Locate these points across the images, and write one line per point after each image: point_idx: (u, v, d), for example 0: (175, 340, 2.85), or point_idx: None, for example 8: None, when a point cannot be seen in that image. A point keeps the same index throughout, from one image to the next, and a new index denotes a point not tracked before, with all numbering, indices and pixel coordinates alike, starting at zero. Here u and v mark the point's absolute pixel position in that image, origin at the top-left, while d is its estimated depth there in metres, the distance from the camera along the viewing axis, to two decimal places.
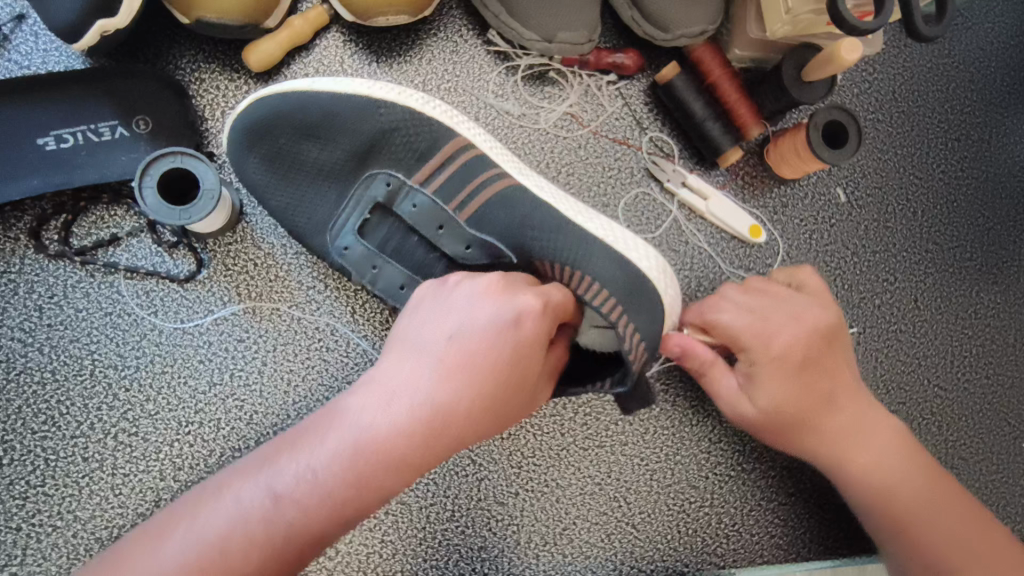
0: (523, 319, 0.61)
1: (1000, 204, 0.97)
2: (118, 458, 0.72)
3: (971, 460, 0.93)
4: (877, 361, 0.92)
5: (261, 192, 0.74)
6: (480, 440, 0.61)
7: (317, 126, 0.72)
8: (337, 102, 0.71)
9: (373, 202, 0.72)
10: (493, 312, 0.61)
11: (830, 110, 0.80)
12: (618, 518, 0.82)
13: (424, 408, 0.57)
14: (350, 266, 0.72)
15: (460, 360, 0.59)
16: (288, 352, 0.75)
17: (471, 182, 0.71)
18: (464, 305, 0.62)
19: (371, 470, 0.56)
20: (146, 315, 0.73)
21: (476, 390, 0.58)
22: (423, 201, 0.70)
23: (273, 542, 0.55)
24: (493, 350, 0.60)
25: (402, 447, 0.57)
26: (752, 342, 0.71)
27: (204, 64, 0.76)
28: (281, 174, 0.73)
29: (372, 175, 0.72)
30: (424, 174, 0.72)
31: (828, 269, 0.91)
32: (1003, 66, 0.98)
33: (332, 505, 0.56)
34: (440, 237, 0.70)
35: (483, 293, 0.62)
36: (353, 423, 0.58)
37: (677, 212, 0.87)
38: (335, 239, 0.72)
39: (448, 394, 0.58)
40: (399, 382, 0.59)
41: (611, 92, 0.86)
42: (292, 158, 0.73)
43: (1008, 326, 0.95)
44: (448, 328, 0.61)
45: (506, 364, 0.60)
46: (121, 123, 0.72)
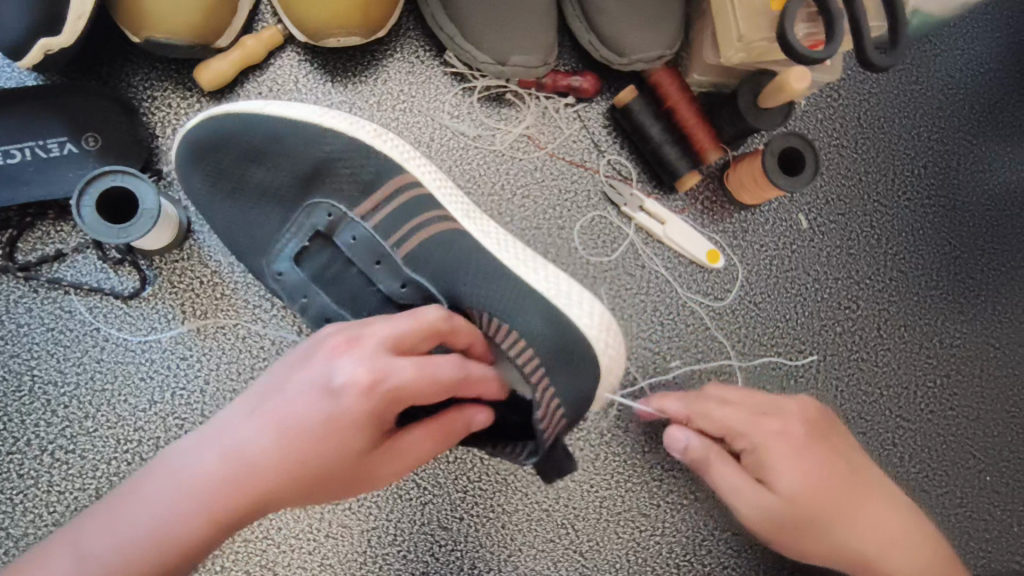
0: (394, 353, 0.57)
1: (969, 231, 0.95)
2: (53, 476, 0.71)
3: (934, 493, 0.91)
4: (837, 390, 0.90)
5: (205, 209, 0.74)
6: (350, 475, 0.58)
7: (260, 150, 0.72)
8: (285, 128, 0.72)
9: (312, 230, 0.71)
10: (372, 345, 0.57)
11: (786, 137, 0.79)
12: (565, 545, 0.81)
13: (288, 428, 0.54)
14: (284, 292, 0.72)
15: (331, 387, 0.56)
16: (231, 371, 0.75)
17: (411, 219, 0.70)
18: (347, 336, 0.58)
19: (177, 530, 0.52)
20: (88, 332, 0.73)
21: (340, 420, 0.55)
22: (362, 234, 0.70)
23: (117, 568, 0.51)
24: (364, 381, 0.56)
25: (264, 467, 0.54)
26: (753, 432, 0.71)
27: (157, 81, 0.77)
28: (228, 191, 0.73)
29: (313, 204, 0.72)
30: (371, 205, 0.71)
31: (788, 295, 0.90)
32: (972, 93, 0.97)
33: (184, 529, 0.52)
34: (374, 272, 0.69)
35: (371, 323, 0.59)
36: (224, 439, 0.54)
37: (633, 236, 0.86)
38: (272, 262, 0.72)
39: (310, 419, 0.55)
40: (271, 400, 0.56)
41: (569, 114, 0.86)
42: (236, 179, 0.73)
43: (975, 356, 0.93)
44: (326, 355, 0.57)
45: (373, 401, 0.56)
46: (70, 140, 0.72)
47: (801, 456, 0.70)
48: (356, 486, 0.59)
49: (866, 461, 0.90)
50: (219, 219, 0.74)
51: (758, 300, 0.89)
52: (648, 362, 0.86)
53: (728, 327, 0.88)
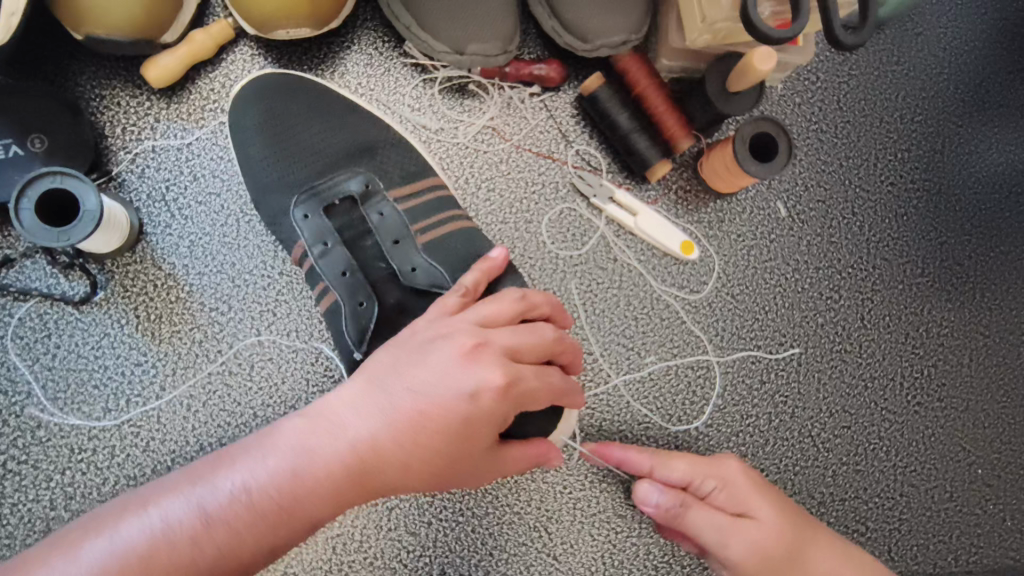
0: (497, 389, 0.56)
1: (955, 217, 0.92)
2: (6, 487, 0.69)
3: (922, 487, 0.88)
4: (820, 383, 0.87)
5: (242, 139, 0.74)
6: (478, 471, 0.59)
7: (300, 119, 0.75)
8: (327, 109, 0.76)
9: (340, 194, 0.73)
10: (464, 378, 0.56)
11: (756, 121, 0.76)
12: (538, 548, 0.78)
13: (366, 446, 0.56)
14: (305, 234, 0.71)
15: (413, 416, 0.56)
16: (187, 376, 0.73)
17: (436, 214, 0.73)
18: (376, 385, 0.58)
19: (296, 498, 0.55)
20: (39, 339, 0.71)
21: (454, 428, 0.56)
22: (390, 213, 0.72)
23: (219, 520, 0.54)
24: (415, 411, 0.56)
25: (290, 501, 0.55)
26: (717, 474, 0.74)
27: (106, 80, 0.75)
28: (255, 135, 0.74)
29: (355, 173, 0.74)
30: (400, 194, 0.74)
31: (767, 287, 0.87)
32: (956, 73, 0.93)
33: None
34: (390, 250, 0.70)
35: (439, 347, 0.57)
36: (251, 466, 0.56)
37: (604, 229, 0.84)
38: (296, 204, 0.72)
39: (400, 439, 0.56)
40: (274, 440, 0.57)
41: (535, 104, 0.83)
42: (280, 130, 0.74)
43: (963, 346, 0.90)
44: (400, 387, 0.57)
45: (483, 418, 0.56)
46: (16, 142, 0.70)
47: (763, 489, 0.73)
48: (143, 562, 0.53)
49: (851, 456, 0.87)
50: (243, 159, 0.74)
51: (736, 291, 0.86)
52: (623, 359, 0.83)
53: (706, 320, 0.85)
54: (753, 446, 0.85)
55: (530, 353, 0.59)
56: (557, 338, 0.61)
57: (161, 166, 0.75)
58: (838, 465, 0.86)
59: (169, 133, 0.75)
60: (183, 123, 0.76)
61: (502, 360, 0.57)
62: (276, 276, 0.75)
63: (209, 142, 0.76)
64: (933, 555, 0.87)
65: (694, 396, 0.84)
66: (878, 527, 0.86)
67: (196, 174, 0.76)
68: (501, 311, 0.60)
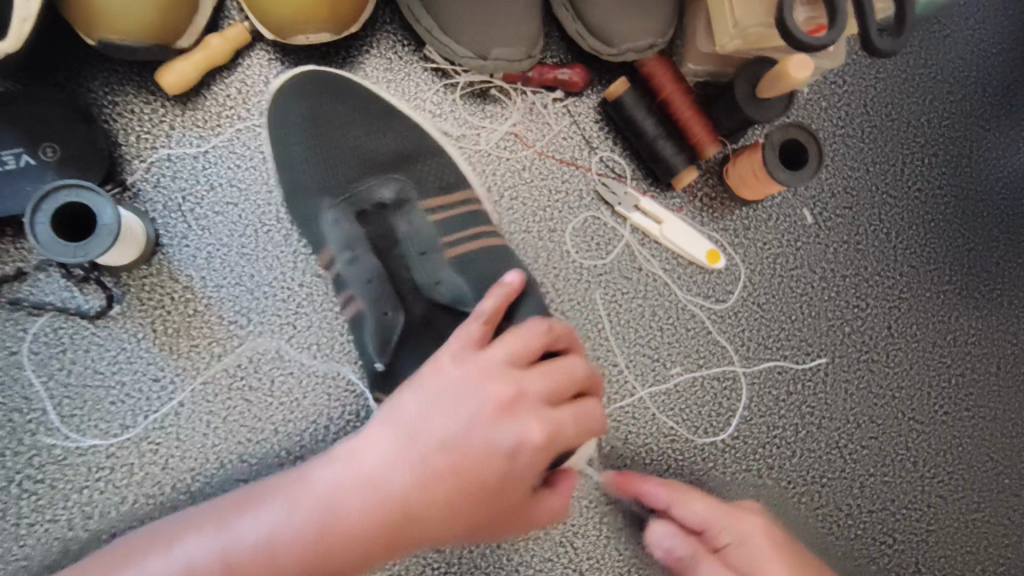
0: (537, 445, 0.55)
1: (982, 223, 0.90)
2: (22, 507, 0.68)
3: (949, 498, 0.86)
4: (847, 393, 0.86)
5: (284, 135, 0.73)
6: (510, 520, 0.57)
7: (344, 120, 0.73)
8: (368, 111, 0.74)
9: (373, 200, 0.71)
10: (503, 429, 0.54)
11: (786, 129, 0.74)
12: (564, 564, 0.77)
13: (400, 497, 0.53)
14: (334, 239, 0.69)
15: (451, 465, 0.54)
16: (206, 392, 0.71)
17: (471, 228, 0.71)
18: (409, 431, 0.55)
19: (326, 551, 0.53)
20: (54, 355, 0.70)
21: (495, 482, 0.54)
22: (421, 223, 0.70)
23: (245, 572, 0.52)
24: (454, 462, 0.54)
25: (321, 553, 0.53)
26: (733, 526, 0.66)
27: (119, 86, 0.73)
28: (296, 134, 0.73)
29: (391, 180, 0.72)
30: (434, 204, 0.72)
31: (793, 296, 0.86)
32: (985, 75, 0.91)
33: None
34: (418, 261, 0.68)
35: (471, 392, 0.56)
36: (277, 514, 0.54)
37: (629, 238, 0.82)
38: (329, 209, 0.71)
39: (435, 487, 0.53)
40: (302, 488, 0.55)
41: (558, 110, 0.81)
42: (323, 131, 0.73)
43: (991, 354, 0.88)
44: (435, 436, 0.54)
45: (521, 469, 0.55)
46: (27, 151, 0.68)
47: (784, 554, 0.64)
48: None
49: (877, 468, 0.85)
50: (281, 158, 0.73)
51: (762, 300, 0.85)
52: (648, 370, 0.81)
53: (732, 330, 0.84)
54: (779, 457, 0.83)
55: (563, 397, 0.58)
56: (584, 376, 0.60)
57: (177, 175, 0.73)
58: (864, 477, 0.85)
59: (185, 141, 0.73)
60: (199, 130, 0.74)
61: (540, 408, 0.56)
62: (296, 288, 0.73)
63: (226, 151, 0.74)
64: (959, 567, 0.86)
65: (720, 407, 0.83)
66: (905, 539, 0.85)
67: (213, 183, 0.74)
68: (528, 351, 0.58)
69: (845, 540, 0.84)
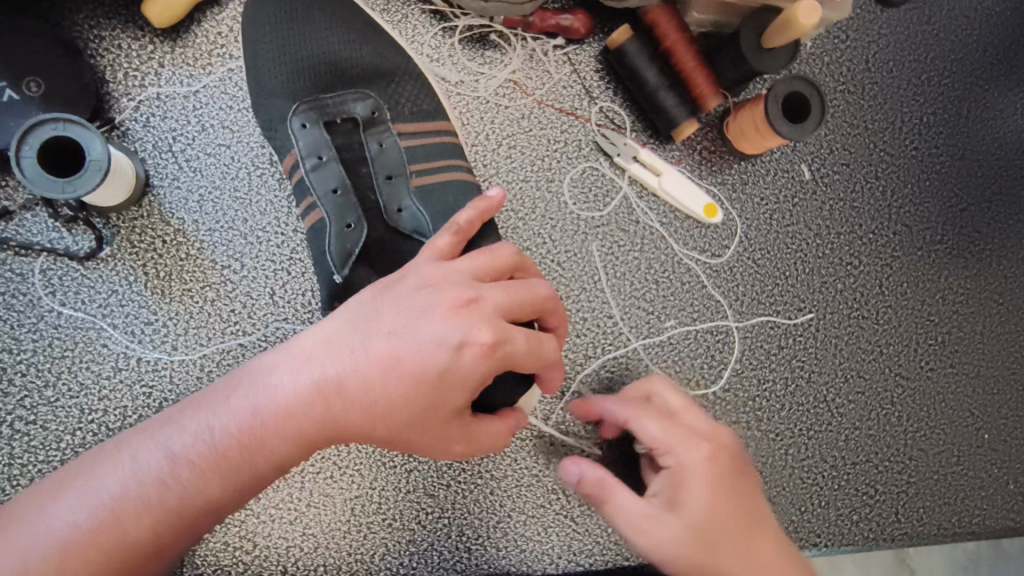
0: (481, 347, 0.50)
1: (976, 183, 0.91)
2: (13, 448, 0.67)
3: (931, 452, 0.87)
4: (837, 349, 0.86)
5: (257, 35, 0.70)
6: (453, 434, 0.53)
7: (321, 30, 0.70)
8: (350, 24, 0.71)
9: (344, 114, 0.70)
10: (440, 330, 0.51)
11: (790, 82, 0.74)
12: (556, 510, 0.77)
13: (333, 393, 0.52)
14: (304, 144, 0.68)
15: (387, 362, 0.51)
16: (200, 337, 0.70)
17: (440, 158, 0.70)
18: (350, 326, 0.53)
19: (269, 441, 0.52)
20: (43, 296, 0.69)
21: (436, 380, 0.51)
22: (391, 145, 0.69)
23: (192, 467, 0.52)
24: (388, 360, 0.51)
25: (253, 444, 0.52)
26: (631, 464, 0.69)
27: (106, 20, 0.71)
28: (275, 38, 0.70)
29: (364, 95, 0.70)
30: (409, 128, 0.70)
31: (788, 252, 0.86)
32: (986, 35, 0.91)
33: (123, 531, 0.51)
34: (382, 185, 0.68)
35: (423, 294, 0.52)
36: (216, 413, 0.53)
37: (627, 190, 0.82)
38: (296, 112, 0.68)
39: (372, 384, 0.51)
40: (244, 385, 0.54)
41: (558, 57, 0.81)
42: (300, 38, 0.70)
43: (977, 313, 0.90)
44: (373, 333, 0.52)
45: (459, 377, 0.51)
46: (10, 86, 0.67)
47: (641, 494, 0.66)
48: (122, 512, 0.51)
49: (863, 421, 0.86)
50: (254, 56, 0.70)
51: (757, 256, 0.85)
52: (642, 323, 0.81)
53: (726, 285, 0.84)
54: (768, 410, 0.84)
55: (519, 312, 0.53)
56: (551, 292, 0.55)
57: (167, 115, 0.72)
58: (850, 430, 0.86)
59: (174, 79, 0.72)
60: (189, 69, 0.72)
61: (490, 316, 0.51)
62: (290, 234, 0.72)
63: (217, 91, 0.72)
64: (940, 519, 0.87)
65: (713, 360, 0.83)
66: (886, 490, 0.86)
67: (204, 124, 0.72)
68: (495, 259, 0.54)
69: (829, 490, 0.84)
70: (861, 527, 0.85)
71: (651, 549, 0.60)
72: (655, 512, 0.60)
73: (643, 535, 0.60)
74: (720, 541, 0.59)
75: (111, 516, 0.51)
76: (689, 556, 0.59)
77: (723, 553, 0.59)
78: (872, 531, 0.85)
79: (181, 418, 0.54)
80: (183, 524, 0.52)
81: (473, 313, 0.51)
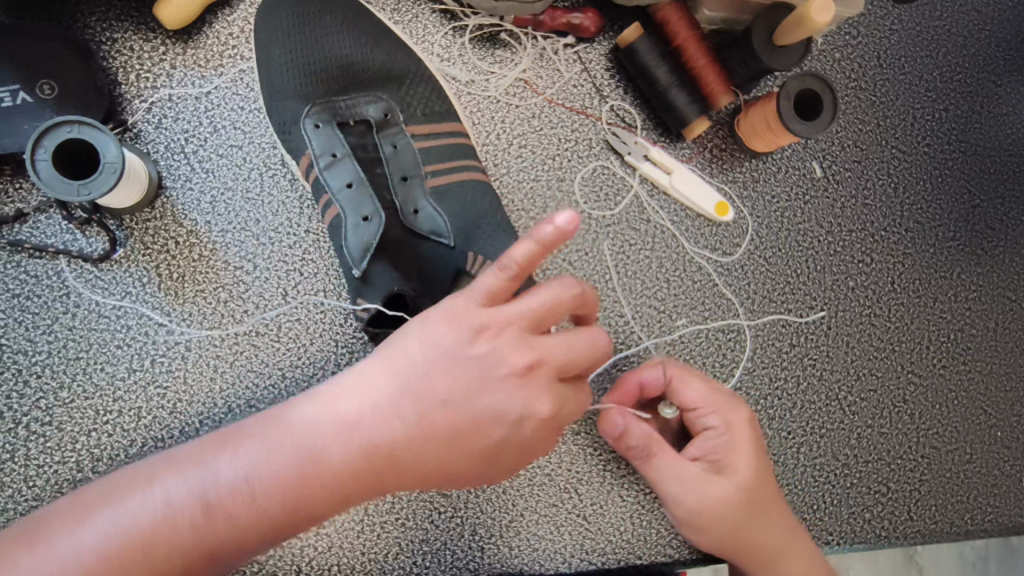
0: (541, 419, 0.51)
1: (989, 179, 0.90)
2: (30, 449, 0.68)
3: (944, 449, 0.87)
4: (849, 347, 0.86)
5: (269, 36, 0.70)
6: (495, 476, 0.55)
7: (332, 32, 0.70)
8: (361, 25, 0.71)
9: (357, 116, 0.70)
10: (502, 403, 0.50)
11: (802, 78, 0.73)
12: (568, 510, 0.77)
13: (384, 454, 0.51)
14: (319, 142, 0.68)
15: (443, 427, 0.50)
16: (213, 338, 0.70)
17: (453, 159, 0.70)
18: (405, 386, 0.51)
19: (311, 498, 0.52)
20: (58, 298, 0.69)
21: (491, 446, 0.51)
22: (405, 145, 0.69)
23: (231, 513, 0.52)
24: (444, 423, 0.50)
25: (295, 500, 0.52)
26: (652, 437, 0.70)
27: (117, 22, 0.71)
28: (286, 39, 0.70)
29: (377, 97, 0.71)
30: (422, 129, 0.71)
31: (799, 249, 0.85)
32: (997, 30, 0.91)
33: (159, 569, 0.51)
34: (397, 186, 0.68)
35: (484, 359, 0.50)
36: (256, 462, 0.52)
37: (638, 188, 0.81)
38: (310, 113, 0.69)
39: (425, 449, 0.51)
40: (289, 436, 0.52)
41: (568, 56, 0.81)
42: (311, 39, 0.70)
43: (990, 310, 0.89)
44: (431, 400, 0.50)
45: (515, 442, 0.51)
46: (23, 88, 0.67)
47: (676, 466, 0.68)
48: (160, 556, 0.51)
49: (876, 419, 0.86)
50: (265, 57, 0.70)
51: (769, 254, 0.84)
52: (653, 321, 0.81)
53: (737, 283, 0.83)
54: (780, 409, 0.83)
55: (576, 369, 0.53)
56: (606, 345, 0.54)
57: (179, 116, 0.72)
58: (863, 428, 0.85)
59: (186, 81, 0.72)
60: (200, 70, 0.72)
61: (551, 389, 0.51)
62: (303, 235, 0.72)
63: (228, 91, 0.73)
64: (953, 517, 0.87)
65: (725, 358, 0.82)
66: (899, 488, 0.86)
67: (216, 125, 0.72)
68: (559, 317, 0.52)
69: (842, 488, 0.84)
70: (873, 525, 0.85)
71: (697, 506, 0.66)
72: (706, 475, 0.66)
73: (692, 493, 0.66)
74: (762, 499, 0.67)
75: (147, 558, 0.51)
76: (736, 512, 0.66)
77: (762, 515, 0.67)
78: (885, 529, 0.85)
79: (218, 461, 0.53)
80: (218, 562, 0.53)
81: (535, 381, 0.51)
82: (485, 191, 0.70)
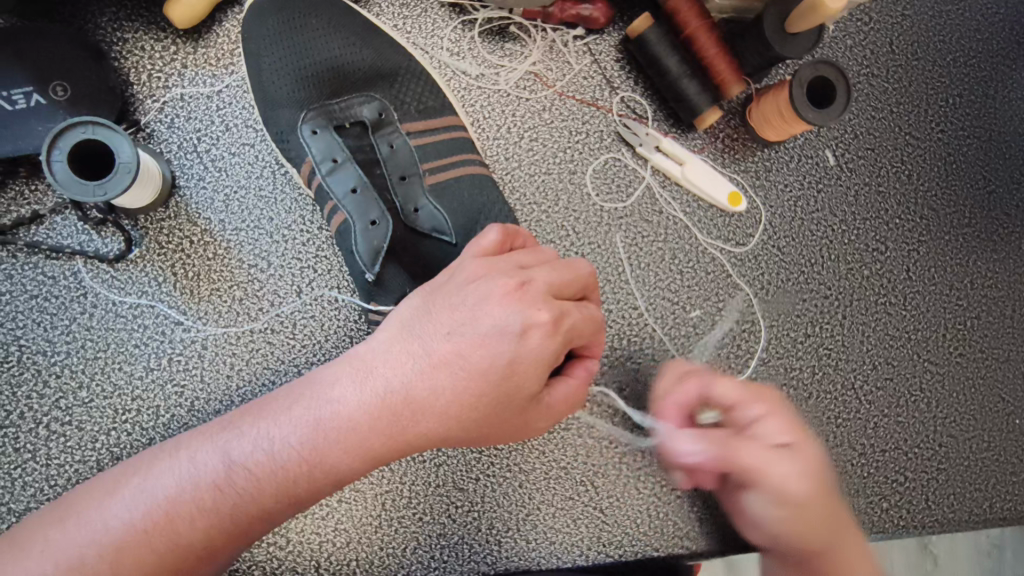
0: (545, 328, 0.48)
1: (1004, 164, 0.89)
2: (51, 449, 0.68)
3: (961, 437, 0.86)
4: (865, 335, 0.85)
5: (279, 33, 0.70)
6: (525, 422, 0.52)
7: (343, 28, 0.71)
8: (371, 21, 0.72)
9: (353, 118, 0.69)
10: (499, 318, 0.48)
11: (816, 65, 0.72)
12: (585, 502, 0.78)
13: (397, 399, 0.50)
14: (318, 149, 0.68)
15: (448, 360, 0.49)
16: (229, 336, 0.71)
17: (450, 155, 0.70)
18: (409, 328, 0.51)
19: (330, 451, 0.51)
20: (75, 298, 0.70)
21: (503, 371, 0.49)
22: (402, 144, 0.69)
23: (250, 474, 0.52)
24: (453, 359, 0.49)
25: (314, 455, 0.52)
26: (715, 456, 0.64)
27: (128, 22, 0.72)
28: (295, 38, 0.70)
29: (369, 97, 0.70)
30: (416, 128, 0.70)
31: (813, 239, 0.85)
32: (1010, 14, 0.90)
33: (179, 533, 0.52)
34: (397, 186, 0.68)
35: (475, 286, 0.50)
36: (274, 422, 0.53)
37: (650, 179, 0.81)
38: (305, 121, 0.69)
39: (438, 389, 0.50)
40: (306, 394, 0.53)
41: (578, 48, 0.80)
42: (321, 36, 0.70)
43: (1006, 297, 0.88)
44: (434, 332, 0.50)
45: (526, 363, 0.49)
46: (36, 90, 0.68)
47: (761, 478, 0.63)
48: (182, 514, 0.52)
49: (893, 408, 0.85)
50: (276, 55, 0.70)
51: (782, 244, 0.84)
52: (667, 313, 0.81)
53: (751, 274, 0.83)
54: (795, 399, 0.83)
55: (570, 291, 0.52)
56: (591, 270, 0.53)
57: (191, 116, 0.72)
58: (878, 417, 0.85)
59: (197, 80, 0.72)
60: (211, 69, 0.72)
61: (548, 299, 0.49)
62: (316, 232, 0.72)
63: (239, 90, 0.73)
64: (971, 505, 0.86)
65: (739, 350, 0.82)
66: (916, 476, 0.85)
67: (228, 123, 0.72)
68: (539, 256, 0.53)
69: (859, 477, 0.84)
70: (891, 514, 0.84)
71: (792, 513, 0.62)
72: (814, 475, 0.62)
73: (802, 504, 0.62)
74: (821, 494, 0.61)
75: (169, 520, 0.52)
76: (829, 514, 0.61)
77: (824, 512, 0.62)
78: (903, 518, 0.85)
79: (239, 425, 0.54)
80: (240, 526, 0.53)
81: (532, 296, 0.49)
82: (490, 180, 0.70)
